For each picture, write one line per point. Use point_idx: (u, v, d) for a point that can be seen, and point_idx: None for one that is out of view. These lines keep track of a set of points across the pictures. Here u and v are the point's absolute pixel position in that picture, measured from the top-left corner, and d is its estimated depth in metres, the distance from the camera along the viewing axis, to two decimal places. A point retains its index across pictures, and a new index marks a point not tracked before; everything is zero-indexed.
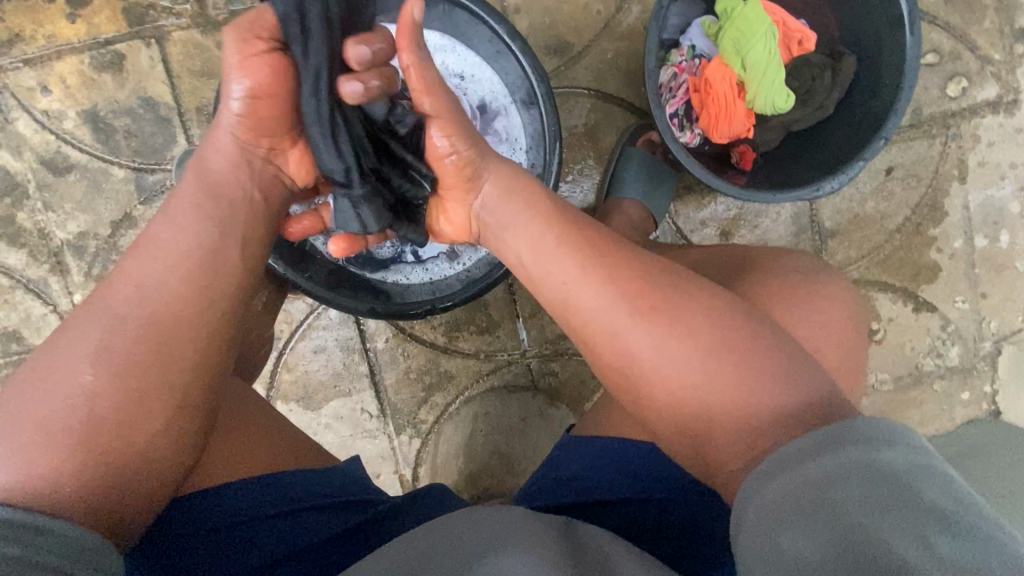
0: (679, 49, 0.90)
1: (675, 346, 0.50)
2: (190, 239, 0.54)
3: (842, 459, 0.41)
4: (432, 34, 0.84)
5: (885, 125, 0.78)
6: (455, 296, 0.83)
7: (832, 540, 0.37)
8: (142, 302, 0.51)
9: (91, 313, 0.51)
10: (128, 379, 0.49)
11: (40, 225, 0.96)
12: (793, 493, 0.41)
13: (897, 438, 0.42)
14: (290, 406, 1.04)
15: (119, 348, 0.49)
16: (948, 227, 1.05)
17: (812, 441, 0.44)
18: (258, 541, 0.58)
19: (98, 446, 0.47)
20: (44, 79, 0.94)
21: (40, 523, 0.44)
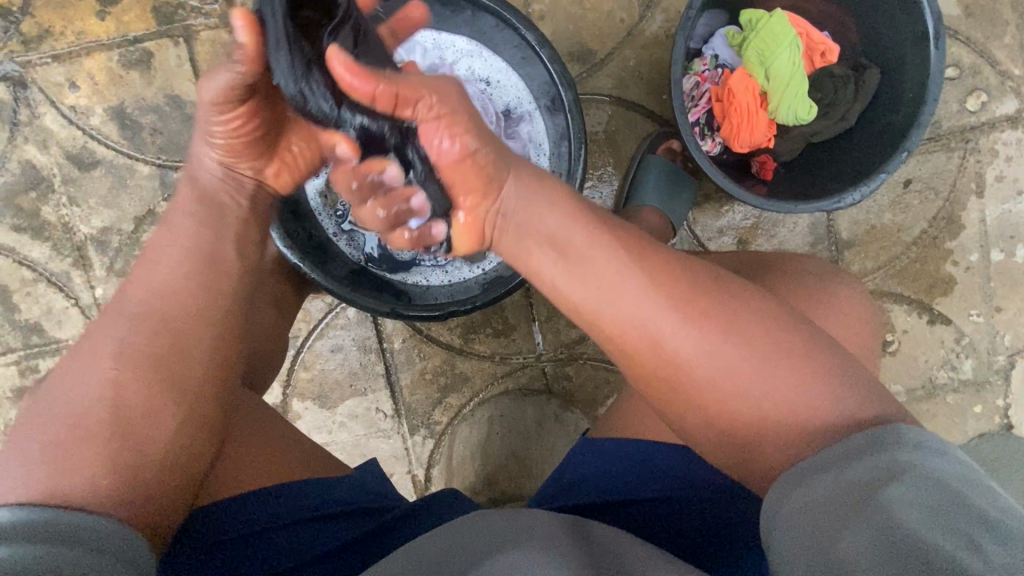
0: (703, 58, 0.90)
1: (720, 350, 0.49)
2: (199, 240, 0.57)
3: (890, 461, 0.43)
4: (460, 39, 0.86)
5: (908, 138, 0.78)
6: (476, 298, 0.83)
7: (889, 545, 0.39)
8: (158, 297, 0.54)
9: (108, 316, 0.53)
10: (161, 382, 0.51)
11: (65, 219, 0.97)
12: (843, 493, 0.43)
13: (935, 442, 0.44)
14: (307, 404, 1.05)
15: (134, 343, 0.51)
16: (965, 241, 1.05)
17: (859, 442, 0.45)
18: (279, 547, 0.59)
19: (137, 444, 0.48)
20: (72, 75, 0.95)
21: (85, 524, 0.44)
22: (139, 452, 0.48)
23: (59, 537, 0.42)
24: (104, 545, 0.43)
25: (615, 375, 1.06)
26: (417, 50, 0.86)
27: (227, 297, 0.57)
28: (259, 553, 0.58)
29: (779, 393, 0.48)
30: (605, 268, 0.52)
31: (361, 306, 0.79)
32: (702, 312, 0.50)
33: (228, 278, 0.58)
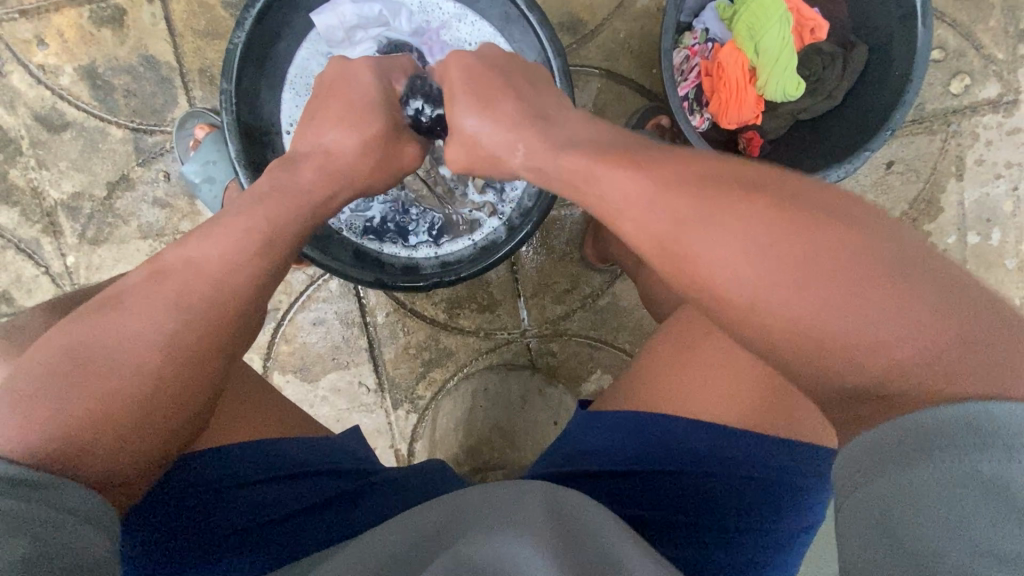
0: (693, 32, 0.89)
1: (784, 260, 0.43)
2: (242, 245, 0.56)
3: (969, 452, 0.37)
4: (448, 3, 0.84)
5: (893, 116, 0.79)
6: (462, 272, 0.81)
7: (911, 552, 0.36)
8: (202, 301, 0.52)
9: (154, 291, 0.52)
10: (170, 361, 0.50)
11: (34, 183, 0.93)
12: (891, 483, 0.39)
13: None
14: (288, 377, 1.04)
15: (174, 333, 0.50)
16: (943, 223, 1.07)
17: (935, 427, 0.38)
18: (230, 511, 0.57)
19: (133, 422, 0.48)
20: (41, 32, 0.91)
21: (51, 485, 0.43)
22: (121, 424, 0.47)
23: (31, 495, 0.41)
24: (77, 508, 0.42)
25: (599, 353, 1.06)
26: (405, 14, 0.84)
27: (249, 289, 0.55)
28: (204, 520, 0.57)
29: (858, 310, 0.41)
30: (648, 210, 0.48)
31: (346, 277, 0.78)
32: (758, 244, 0.44)
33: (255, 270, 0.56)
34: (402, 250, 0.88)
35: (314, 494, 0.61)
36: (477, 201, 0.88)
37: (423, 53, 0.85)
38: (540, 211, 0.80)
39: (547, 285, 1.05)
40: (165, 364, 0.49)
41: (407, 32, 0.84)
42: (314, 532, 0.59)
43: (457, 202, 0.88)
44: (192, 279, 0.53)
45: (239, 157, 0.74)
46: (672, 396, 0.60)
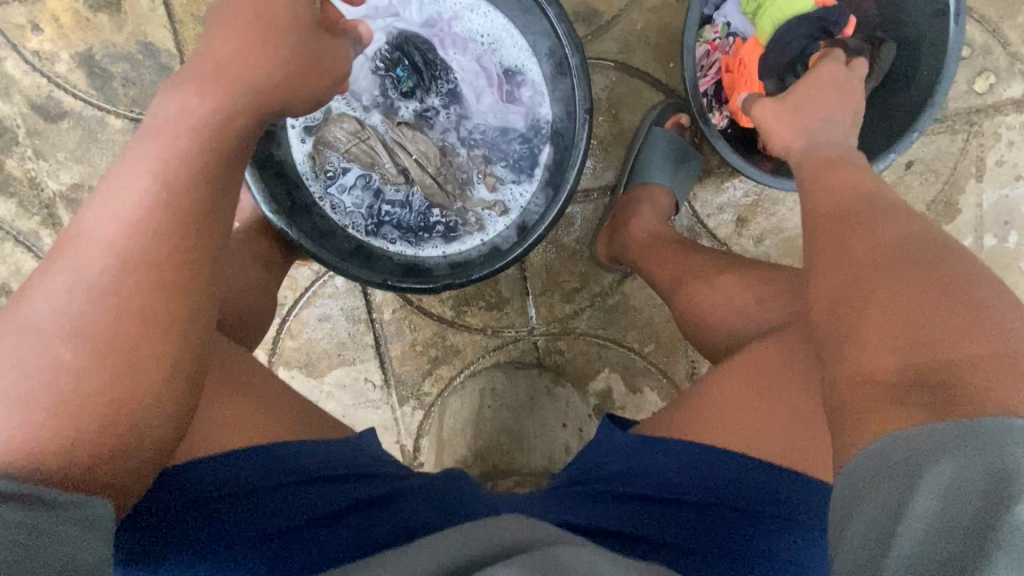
0: (714, 25, 0.86)
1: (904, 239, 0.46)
2: (196, 192, 0.46)
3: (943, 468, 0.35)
4: None
5: (921, 116, 0.75)
6: (472, 273, 0.79)
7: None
8: (159, 265, 0.43)
9: (100, 256, 0.42)
10: (101, 357, 0.40)
11: (31, 174, 0.91)
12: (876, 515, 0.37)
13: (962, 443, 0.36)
14: (293, 372, 1.03)
15: (131, 315, 0.41)
16: (960, 225, 1.05)
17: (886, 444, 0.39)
18: (229, 530, 0.50)
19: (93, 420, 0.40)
20: (35, 16, 0.87)
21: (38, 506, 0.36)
22: (33, 441, 0.38)
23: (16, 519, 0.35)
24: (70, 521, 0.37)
25: (608, 353, 1.05)
26: (416, 4, 0.82)
27: (201, 242, 0.45)
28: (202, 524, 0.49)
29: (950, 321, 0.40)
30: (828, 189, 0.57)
31: (353, 277, 0.76)
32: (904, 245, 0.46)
33: (194, 240, 0.45)
34: (408, 249, 0.85)
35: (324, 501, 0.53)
36: (487, 199, 0.85)
37: (434, 45, 0.83)
38: (557, 206, 0.77)
39: (556, 283, 1.04)
40: (101, 363, 0.40)
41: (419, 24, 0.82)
42: (328, 540, 0.51)
43: (468, 198, 0.85)
44: (156, 238, 0.43)
45: None
46: (684, 425, 0.62)
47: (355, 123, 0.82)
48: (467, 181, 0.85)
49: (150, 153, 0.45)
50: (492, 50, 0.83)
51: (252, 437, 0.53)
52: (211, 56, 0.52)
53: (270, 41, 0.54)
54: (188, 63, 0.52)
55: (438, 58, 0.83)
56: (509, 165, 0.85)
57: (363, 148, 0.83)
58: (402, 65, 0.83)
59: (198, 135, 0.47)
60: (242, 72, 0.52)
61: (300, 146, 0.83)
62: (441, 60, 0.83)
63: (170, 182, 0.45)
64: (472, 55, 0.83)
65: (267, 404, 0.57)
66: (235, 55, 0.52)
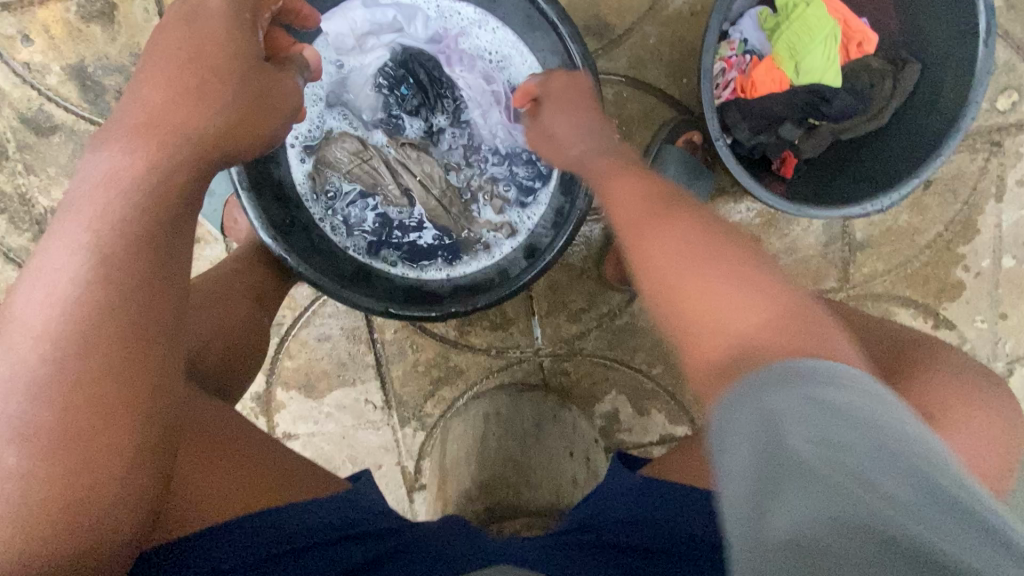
0: (730, 42, 0.82)
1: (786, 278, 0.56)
2: (137, 244, 0.43)
3: (858, 409, 0.34)
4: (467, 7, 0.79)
5: (947, 142, 0.72)
6: (478, 301, 0.75)
7: (828, 520, 0.30)
8: (125, 332, 0.40)
9: (50, 336, 0.39)
10: (61, 443, 0.37)
11: (21, 189, 0.87)
12: (743, 445, 0.35)
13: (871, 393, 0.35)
14: (292, 393, 1.00)
15: (98, 389, 0.38)
16: (978, 246, 1.02)
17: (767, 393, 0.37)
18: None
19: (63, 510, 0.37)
20: (25, 26, 0.84)
21: None
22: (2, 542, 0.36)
23: None
24: None
25: (615, 374, 1.02)
26: (421, 18, 0.80)
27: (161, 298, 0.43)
28: None
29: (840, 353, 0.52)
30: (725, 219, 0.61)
31: (355, 305, 0.72)
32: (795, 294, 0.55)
33: (149, 306, 0.41)
34: (410, 273, 0.82)
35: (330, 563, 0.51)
36: (493, 221, 0.82)
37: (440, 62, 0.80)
38: (567, 231, 0.73)
39: (563, 303, 1.01)
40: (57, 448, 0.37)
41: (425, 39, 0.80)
42: None
43: (474, 220, 0.82)
44: (112, 303, 0.40)
45: (243, 180, 0.69)
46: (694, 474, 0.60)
47: (357, 143, 0.80)
48: (472, 202, 0.82)
49: (81, 220, 0.41)
50: (500, 67, 0.80)
51: (226, 496, 0.50)
52: (141, 103, 0.48)
53: (204, 71, 0.50)
54: (117, 110, 0.48)
55: (445, 74, 0.81)
56: (515, 184, 0.83)
57: (365, 168, 0.80)
58: (407, 82, 0.80)
59: (140, 191, 0.43)
60: (179, 119, 0.48)
61: (299, 165, 0.80)
62: (448, 77, 0.81)
63: (108, 251, 0.41)
64: (480, 72, 0.81)
65: (246, 460, 0.54)
66: (166, 95, 0.48)
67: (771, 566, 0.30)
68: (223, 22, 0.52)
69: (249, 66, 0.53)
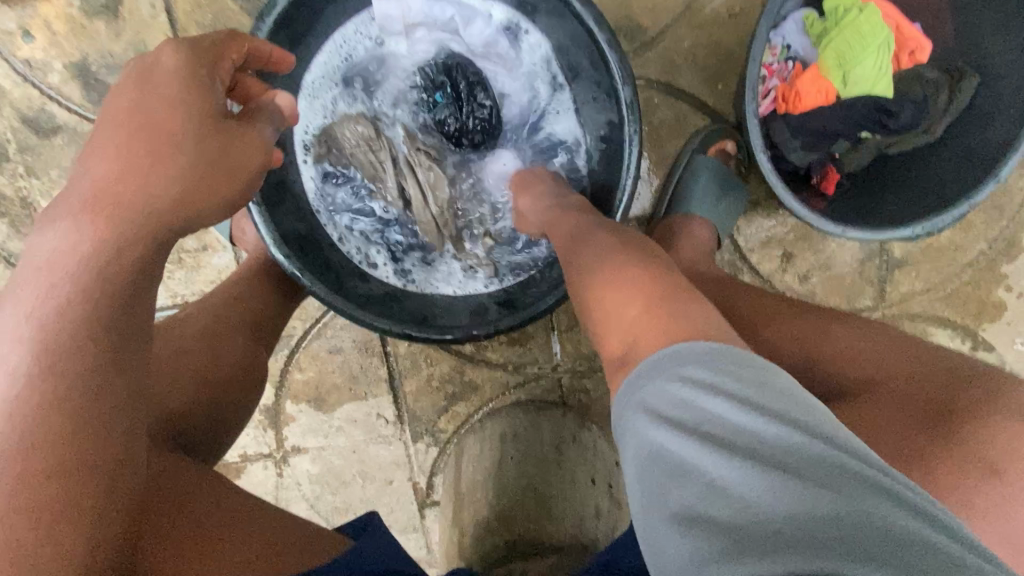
0: (772, 46, 0.77)
1: None
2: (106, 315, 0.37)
3: (723, 381, 0.38)
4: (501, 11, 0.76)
5: (1005, 163, 0.67)
6: (499, 323, 0.70)
7: (702, 510, 0.34)
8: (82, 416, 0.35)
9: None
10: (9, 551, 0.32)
11: (22, 192, 0.84)
12: (659, 411, 0.39)
13: (713, 353, 0.40)
14: (301, 406, 0.97)
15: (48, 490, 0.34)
16: (1023, 265, 0.97)
17: (645, 367, 0.42)
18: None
19: None
20: (26, 21, 0.80)
21: None
22: None
23: None
24: None
25: None
26: (479, 23, 0.77)
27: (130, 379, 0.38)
28: None
29: None
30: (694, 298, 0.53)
31: (369, 324, 0.67)
32: None
33: (104, 390, 0.37)
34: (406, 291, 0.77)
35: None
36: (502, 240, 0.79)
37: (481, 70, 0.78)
38: None
39: None
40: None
41: (479, 40, 0.77)
42: None
43: (463, 245, 0.79)
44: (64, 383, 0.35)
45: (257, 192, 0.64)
46: None
47: (370, 128, 0.76)
48: (465, 229, 0.79)
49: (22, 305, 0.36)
50: (548, 77, 0.77)
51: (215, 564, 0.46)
52: (95, 168, 0.41)
53: (176, 133, 0.43)
54: (65, 184, 0.41)
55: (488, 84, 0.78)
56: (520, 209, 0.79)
57: (370, 157, 0.76)
58: (443, 90, 0.77)
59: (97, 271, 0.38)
60: (139, 182, 0.41)
61: (306, 166, 0.76)
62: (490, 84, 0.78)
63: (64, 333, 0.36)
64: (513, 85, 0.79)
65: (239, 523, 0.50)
66: (120, 169, 0.41)
67: (703, 527, 0.34)
68: (180, 85, 0.44)
69: (210, 131, 0.45)
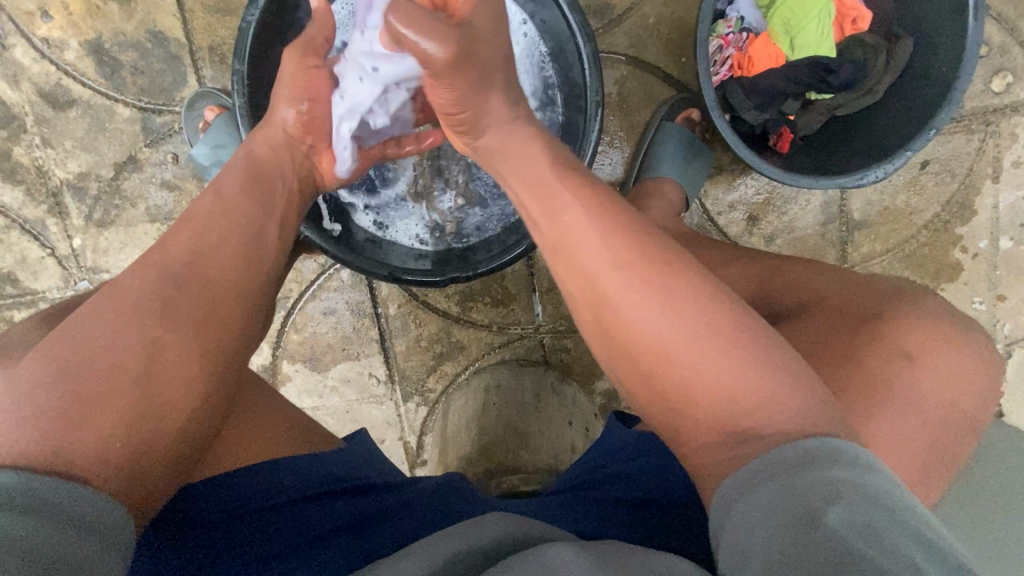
0: (727, 20, 0.84)
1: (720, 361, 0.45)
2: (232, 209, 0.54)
3: (867, 489, 0.39)
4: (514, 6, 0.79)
5: (939, 114, 0.73)
6: (479, 266, 0.76)
7: None
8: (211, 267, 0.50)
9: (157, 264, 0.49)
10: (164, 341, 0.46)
11: (39, 162, 0.90)
12: (773, 530, 0.38)
13: (859, 461, 0.41)
14: (297, 366, 1.02)
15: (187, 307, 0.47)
16: (976, 226, 1.03)
17: (780, 454, 0.42)
18: (227, 550, 0.49)
19: (150, 398, 0.44)
20: (45, 3, 0.87)
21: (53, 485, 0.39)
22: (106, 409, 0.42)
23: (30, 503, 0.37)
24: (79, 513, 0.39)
25: None
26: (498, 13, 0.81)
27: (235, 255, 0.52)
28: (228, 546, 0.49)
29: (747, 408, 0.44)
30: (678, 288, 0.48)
31: (359, 268, 0.73)
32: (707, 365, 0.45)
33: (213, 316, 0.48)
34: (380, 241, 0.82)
35: (323, 520, 0.52)
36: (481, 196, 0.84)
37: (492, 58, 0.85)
38: None
39: None
40: (127, 408, 0.43)
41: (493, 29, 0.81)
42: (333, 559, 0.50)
43: (434, 202, 0.83)
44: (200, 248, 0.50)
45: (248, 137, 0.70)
46: None
47: None
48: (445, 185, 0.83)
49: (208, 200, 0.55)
50: (542, 67, 0.82)
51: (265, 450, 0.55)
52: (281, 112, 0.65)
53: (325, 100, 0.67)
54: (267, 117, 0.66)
55: None
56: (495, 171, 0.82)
57: None
58: None
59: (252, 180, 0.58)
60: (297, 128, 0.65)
61: None
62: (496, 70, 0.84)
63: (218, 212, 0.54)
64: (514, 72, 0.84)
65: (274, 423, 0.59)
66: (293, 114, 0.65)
67: None
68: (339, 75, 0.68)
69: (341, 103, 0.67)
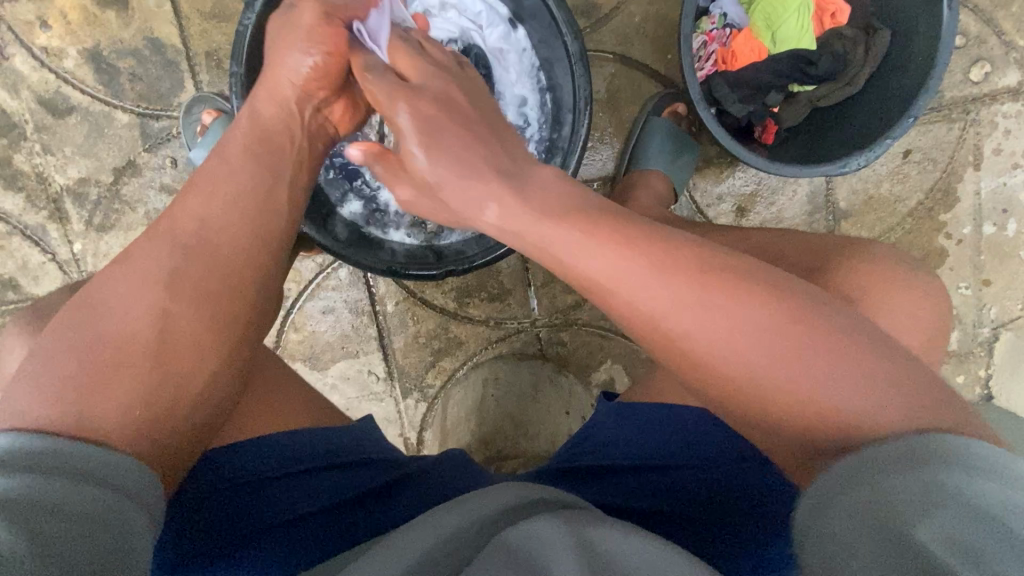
0: (710, 16, 0.86)
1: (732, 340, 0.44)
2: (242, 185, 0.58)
3: (965, 491, 0.36)
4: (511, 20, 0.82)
5: (915, 103, 0.76)
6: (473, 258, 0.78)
7: None
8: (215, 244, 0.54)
9: (167, 238, 0.53)
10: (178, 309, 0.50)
11: (39, 168, 0.92)
12: (859, 537, 0.37)
13: (964, 461, 0.38)
14: (297, 365, 1.03)
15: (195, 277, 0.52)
16: (959, 213, 1.05)
17: (865, 458, 0.40)
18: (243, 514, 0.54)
19: (163, 370, 0.48)
20: (44, 13, 0.89)
21: (78, 450, 0.43)
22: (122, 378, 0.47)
23: (59, 466, 0.41)
24: (102, 469, 0.43)
25: (610, 343, 1.05)
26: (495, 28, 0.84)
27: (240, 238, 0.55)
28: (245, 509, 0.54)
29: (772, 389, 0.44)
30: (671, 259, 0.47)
31: (356, 264, 0.75)
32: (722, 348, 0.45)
33: (223, 293, 0.52)
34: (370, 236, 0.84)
35: (333, 489, 0.58)
36: None
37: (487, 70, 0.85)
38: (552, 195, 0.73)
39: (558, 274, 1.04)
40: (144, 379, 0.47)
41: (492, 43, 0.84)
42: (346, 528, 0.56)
43: None
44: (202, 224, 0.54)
45: None
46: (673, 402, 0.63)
47: None
48: None
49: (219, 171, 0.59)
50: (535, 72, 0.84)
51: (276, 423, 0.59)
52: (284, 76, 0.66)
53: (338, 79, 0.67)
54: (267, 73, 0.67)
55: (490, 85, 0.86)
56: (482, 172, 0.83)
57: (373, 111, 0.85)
58: None
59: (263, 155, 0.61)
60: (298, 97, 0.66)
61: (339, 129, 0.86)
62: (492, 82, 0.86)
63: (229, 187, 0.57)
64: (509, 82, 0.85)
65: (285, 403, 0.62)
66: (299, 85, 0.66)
67: None
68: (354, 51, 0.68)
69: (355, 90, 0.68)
